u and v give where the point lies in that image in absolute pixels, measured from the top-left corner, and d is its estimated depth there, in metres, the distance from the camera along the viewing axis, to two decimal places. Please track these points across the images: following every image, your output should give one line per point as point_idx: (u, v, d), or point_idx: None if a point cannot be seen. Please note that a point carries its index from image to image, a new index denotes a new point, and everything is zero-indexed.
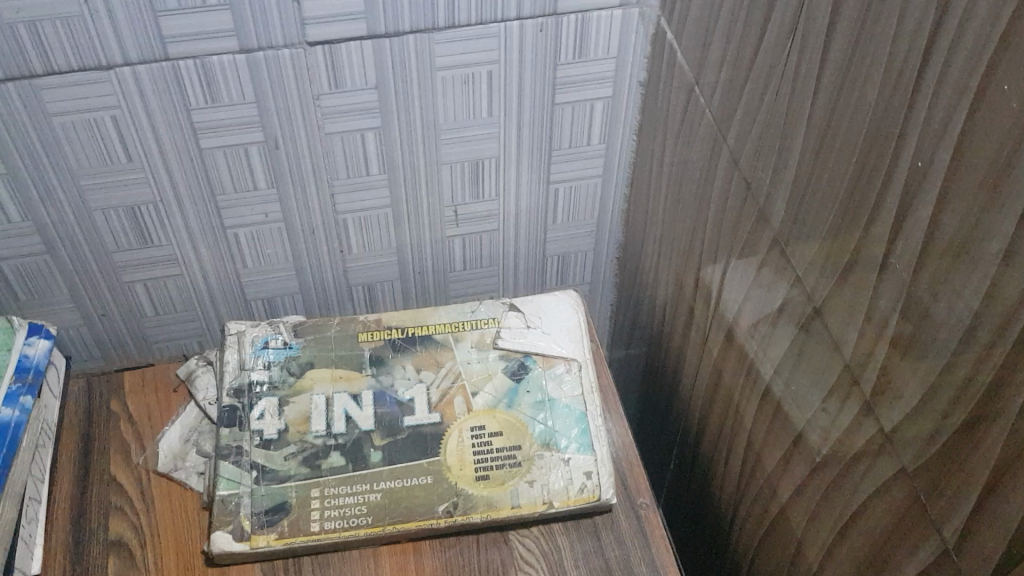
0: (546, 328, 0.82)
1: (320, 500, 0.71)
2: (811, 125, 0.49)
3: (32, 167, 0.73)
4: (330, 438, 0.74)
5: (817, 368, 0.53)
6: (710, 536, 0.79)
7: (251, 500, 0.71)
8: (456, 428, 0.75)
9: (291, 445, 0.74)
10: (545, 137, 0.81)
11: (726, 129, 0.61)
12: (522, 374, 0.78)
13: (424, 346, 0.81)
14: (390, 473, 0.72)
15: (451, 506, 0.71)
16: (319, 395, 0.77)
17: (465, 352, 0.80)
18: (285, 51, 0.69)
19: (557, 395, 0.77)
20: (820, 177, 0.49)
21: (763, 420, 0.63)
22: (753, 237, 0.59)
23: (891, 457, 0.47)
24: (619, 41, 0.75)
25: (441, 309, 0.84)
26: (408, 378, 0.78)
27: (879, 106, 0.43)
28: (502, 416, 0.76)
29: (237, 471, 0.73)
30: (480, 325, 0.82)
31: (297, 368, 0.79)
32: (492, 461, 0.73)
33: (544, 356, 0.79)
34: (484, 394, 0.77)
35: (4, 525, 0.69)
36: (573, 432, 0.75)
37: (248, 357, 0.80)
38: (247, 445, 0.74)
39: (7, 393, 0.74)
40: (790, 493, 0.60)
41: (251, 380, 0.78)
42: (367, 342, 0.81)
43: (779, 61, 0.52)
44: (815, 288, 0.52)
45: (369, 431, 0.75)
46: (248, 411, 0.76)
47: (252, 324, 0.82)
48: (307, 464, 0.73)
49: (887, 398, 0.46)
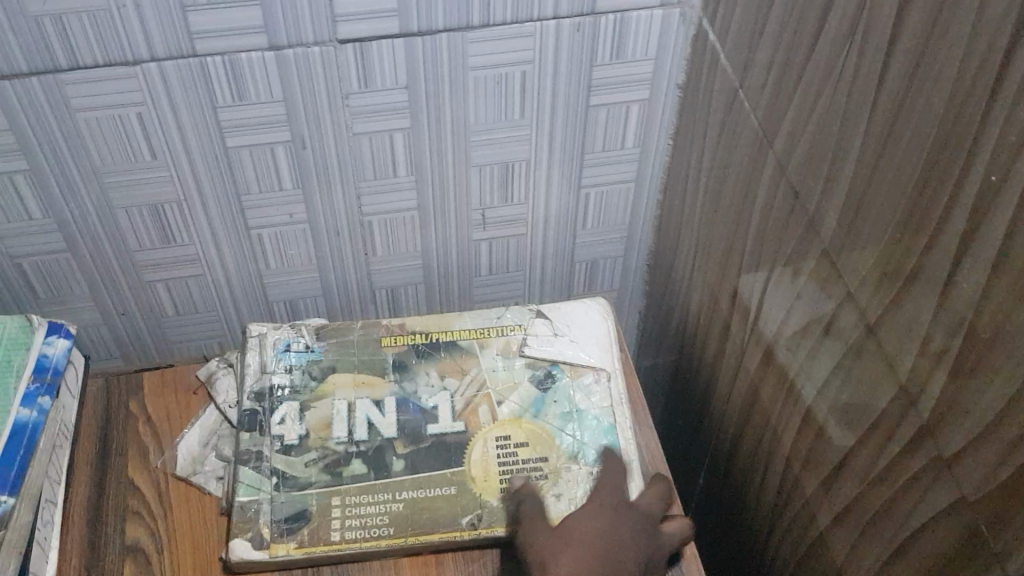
0: (574, 337, 0.79)
1: (341, 508, 0.69)
2: (869, 134, 0.47)
3: (55, 162, 0.71)
4: (352, 445, 0.73)
5: (868, 388, 0.51)
6: (743, 554, 0.77)
7: (270, 507, 0.69)
8: (480, 437, 0.73)
9: (311, 451, 0.72)
10: (577, 140, 0.79)
11: (772, 135, 0.59)
12: (548, 384, 0.76)
13: (449, 352, 0.79)
14: (412, 483, 0.70)
15: (475, 519, 0.69)
16: (340, 400, 0.75)
17: (490, 358, 0.78)
18: (315, 49, 0.67)
19: (585, 405, 0.75)
20: (878, 188, 0.47)
21: (804, 439, 0.60)
22: (800, 249, 0.57)
23: (950, 485, 0.44)
24: (657, 42, 0.73)
25: (466, 315, 0.81)
26: (432, 385, 0.76)
27: (948, 116, 0.41)
28: (528, 426, 0.74)
29: (257, 477, 0.71)
30: (506, 331, 0.80)
31: (319, 372, 0.77)
32: (517, 471, 0.71)
33: (572, 365, 0.77)
34: (510, 403, 0.75)
35: (20, 529, 0.67)
36: (602, 444, 0.73)
37: (269, 360, 0.78)
38: (267, 449, 0.72)
39: (25, 393, 0.73)
40: (831, 515, 0.58)
41: (272, 384, 0.76)
42: (390, 347, 0.79)
43: (835, 66, 0.50)
44: (869, 304, 0.49)
45: (392, 438, 0.73)
46: (268, 415, 0.74)
47: (274, 326, 0.80)
48: (327, 471, 0.71)
49: (947, 423, 0.44)
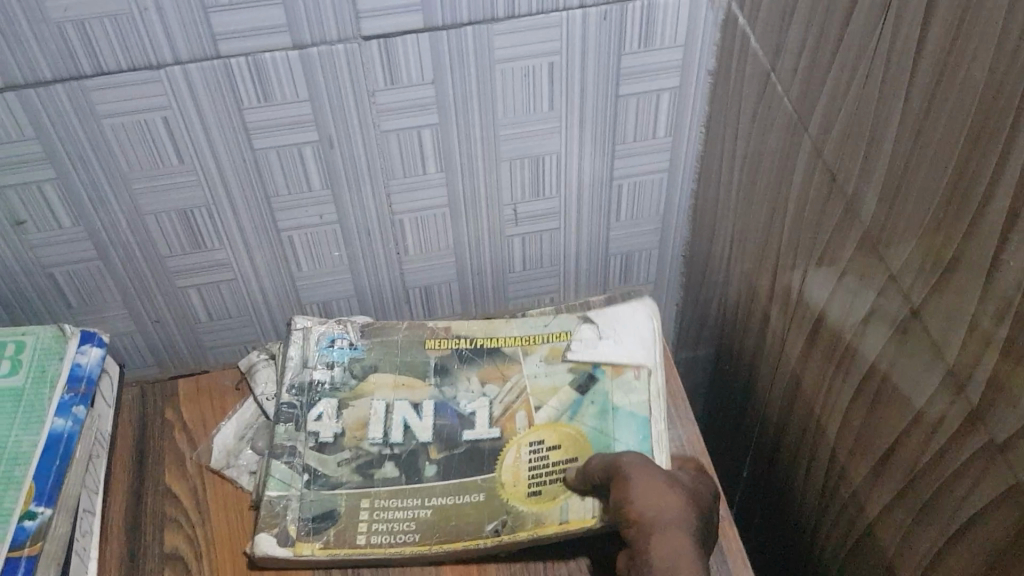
0: (617, 336, 0.77)
1: (369, 512, 0.68)
2: (907, 110, 0.45)
3: (83, 170, 0.71)
4: (386, 447, 0.72)
5: (915, 376, 0.49)
6: (790, 546, 0.75)
7: (300, 505, 0.68)
8: (514, 443, 0.71)
9: (345, 451, 0.72)
10: (608, 132, 0.78)
11: (808, 118, 0.57)
12: (589, 387, 0.74)
13: (492, 358, 0.77)
14: (444, 490, 0.69)
15: (499, 526, 0.67)
16: (379, 401, 0.75)
17: (534, 365, 0.76)
18: (339, 47, 0.66)
19: (620, 402, 0.73)
20: (920, 167, 0.45)
21: (850, 429, 0.58)
22: (839, 233, 0.55)
23: (1005, 473, 0.42)
24: (686, 28, 0.71)
25: (513, 321, 0.80)
26: (472, 391, 0.75)
27: (990, 89, 0.39)
28: (564, 429, 0.71)
29: (289, 473, 0.70)
30: (551, 337, 0.78)
31: (360, 370, 0.76)
32: (547, 475, 0.69)
33: (613, 365, 0.75)
34: (548, 407, 0.73)
35: (58, 539, 0.67)
36: (636, 441, 0.70)
37: (312, 354, 0.77)
38: (300, 445, 0.72)
39: (59, 404, 0.72)
40: (880, 508, 0.56)
41: (312, 379, 0.76)
42: (434, 348, 0.78)
43: (870, 43, 0.48)
44: (913, 288, 0.48)
45: (428, 442, 0.72)
46: (305, 411, 0.74)
47: (320, 320, 0.80)
48: (359, 472, 0.70)
49: (999, 409, 0.42)
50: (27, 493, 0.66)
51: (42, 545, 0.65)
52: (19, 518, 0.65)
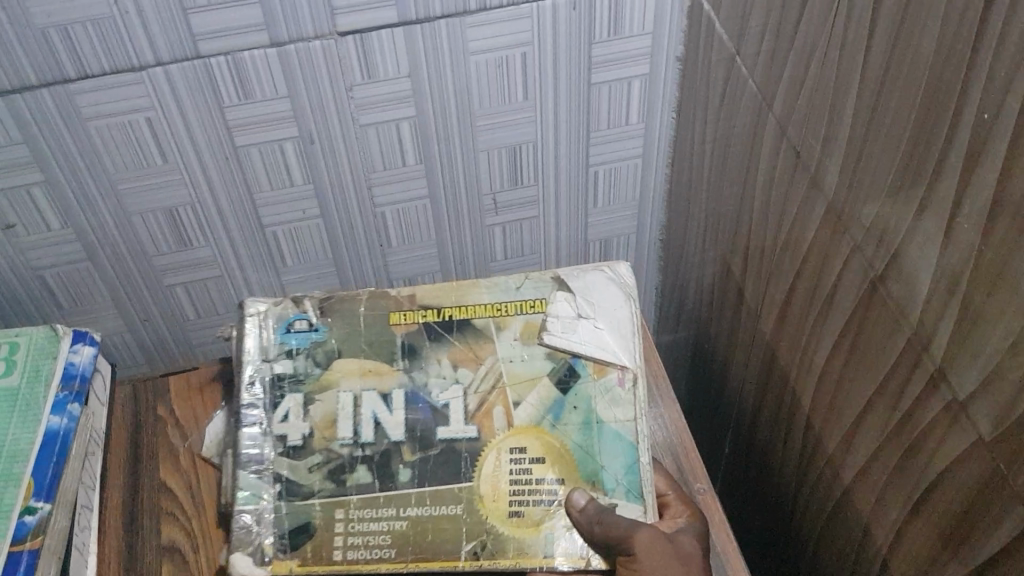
0: (598, 321, 0.70)
1: (344, 523, 0.64)
2: (863, 86, 0.47)
3: (69, 172, 0.72)
4: (357, 449, 0.67)
5: (880, 342, 0.51)
6: (772, 517, 0.77)
7: (273, 520, 0.65)
8: (493, 448, 0.66)
9: (316, 454, 0.67)
10: (583, 119, 0.80)
11: (771, 98, 0.59)
12: (569, 384, 0.67)
13: (462, 335, 0.71)
14: (419, 498, 0.64)
15: (478, 547, 0.62)
16: (346, 393, 0.69)
17: (509, 346, 0.70)
18: (315, 43, 0.68)
19: (607, 417, 0.66)
20: (876, 140, 0.47)
21: (823, 397, 0.61)
22: (805, 207, 0.57)
23: (966, 429, 0.44)
24: (654, 16, 0.73)
25: (485, 287, 0.73)
26: (444, 377, 0.69)
27: (936, 61, 0.41)
28: (547, 440, 0.65)
29: (258, 485, 0.66)
30: (525, 309, 0.72)
31: (322, 357, 0.71)
32: (528, 494, 0.64)
33: (597, 362, 0.68)
34: (527, 406, 0.67)
35: (57, 533, 0.69)
36: (621, 468, 0.64)
37: (270, 344, 0.71)
38: (268, 454, 0.67)
39: (54, 402, 0.74)
40: (855, 472, 0.58)
41: (274, 373, 0.70)
42: (399, 326, 0.72)
43: (827, 24, 0.50)
44: (875, 256, 0.50)
45: (400, 442, 0.67)
46: (270, 411, 0.69)
47: (273, 300, 0.74)
48: (332, 478, 0.66)
49: (958, 367, 0.44)
50: (26, 489, 0.68)
51: (43, 539, 0.66)
52: (19, 513, 0.66)
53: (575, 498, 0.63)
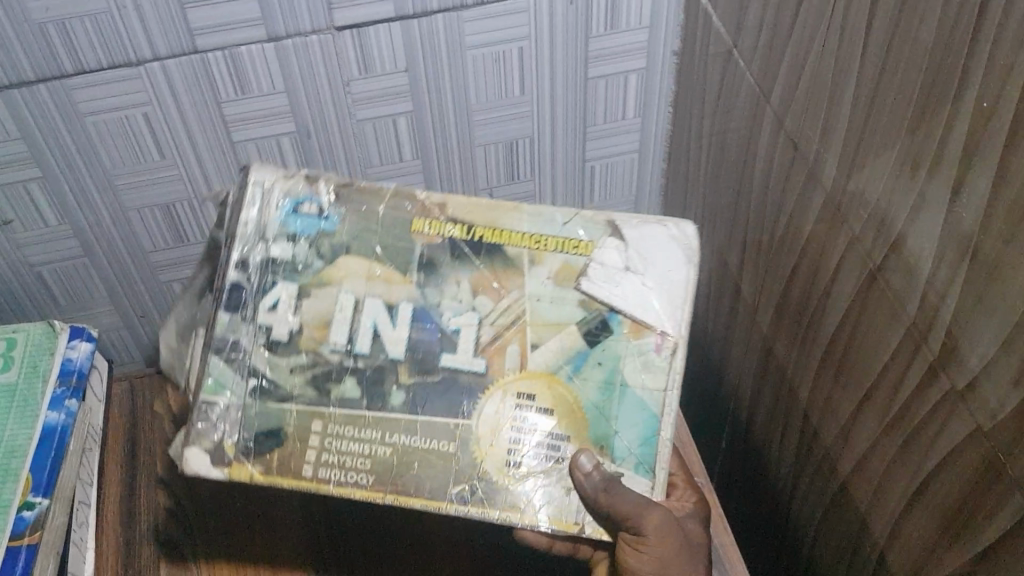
0: (647, 277, 0.55)
1: (320, 438, 0.54)
2: (861, 77, 0.48)
3: (66, 168, 0.72)
4: (349, 359, 0.55)
5: (878, 332, 0.51)
6: (769, 512, 0.77)
7: (236, 420, 0.55)
8: (498, 389, 0.55)
9: (299, 355, 0.55)
10: (579, 113, 0.80)
11: (768, 90, 0.59)
12: (598, 338, 0.55)
13: (490, 259, 0.56)
14: (411, 427, 0.54)
15: (467, 491, 0.54)
16: (346, 295, 0.56)
17: (538, 284, 0.55)
18: (313, 37, 0.68)
19: (634, 381, 0.54)
20: (874, 130, 0.47)
21: (821, 389, 0.61)
22: (802, 200, 0.57)
23: (965, 418, 0.44)
24: (650, 9, 0.73)
25: (527, 214, 0.56)
26: (457, 301, 0.55)
27: (936, 51, 0.41)
28: (560, 391, 0.55)
29: (229, 375, 0.55)
30: (565, 249, 0.56)
31: (327, 251, 0.56)
32: (530, 447, 0.55)
33: (635, 323, 0.55)
34: (547, 350, 0.55)
35: (54, 529, 0.68)
36: (636, 437, 0.55)
37: (271, 223, 0.56)
38: (246, 341, 0.55)
39: (52, 397, 0.73)
40: (853, 464, 0.58)
41: (267, 258, 0.56)
42: (422, 235, 0.56)
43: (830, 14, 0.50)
44: (874, 246, 0.50)
45: (397, 361, 0.55)
46: (257, 293, 0.56)
47: (283, 171, 0.57)
48: (313, 387, 0.55)
49: (957, 356, 0.44)
50: (24, 484, 0.68)
51: (40, 534, 0.66)
52: (18, 508, 0.66)
53: (579, 461, 0.54)
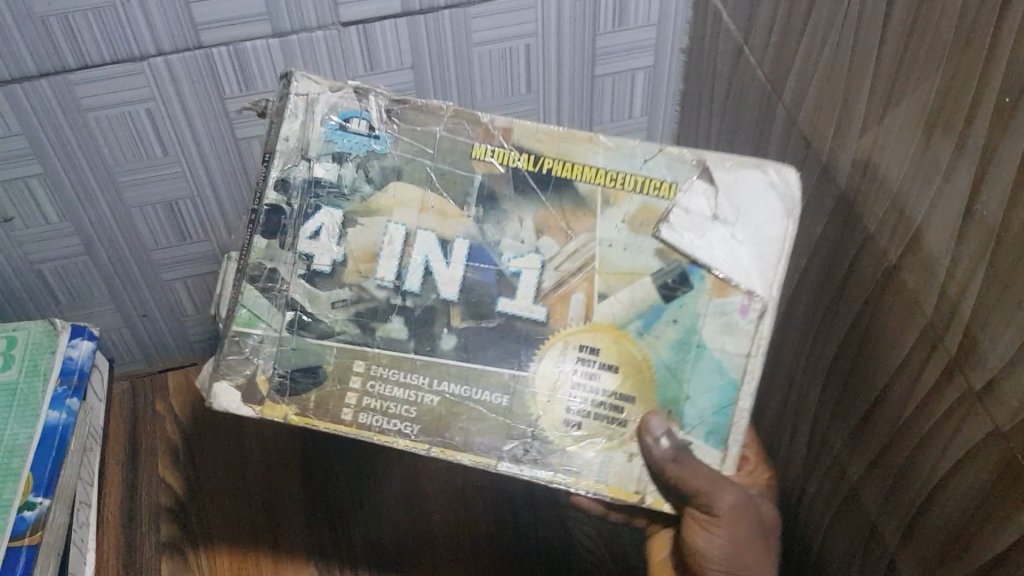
0: (737, 230, 0.52)
1: (362, 381, 0.53)
2: (880, 72, 0.47)
3: (67, 163, 0.71)
4: (396, 296, 0.53)
5: (894, 332, 0.50)
6: None
7: (275, 356, 0.53)
8: (560, 340, 0.53)
9: (343, 289, 0.53)
10: (585, 112, 0.79)
11: (781, 88, 0.59)
12: (677, 293, 0.52)
13: (560, 197, 0.53)
14: (459, 375, 0.53)
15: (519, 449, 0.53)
16: (393, 224, 0.53)
17: (612, 228, 0.53)
18: (319, 33, 0.67)
19: (711, 341, 0.52)
20: (894, 125, 0.47)
21: (832, 391, 0.60)
22: (815, 197, 0.57)
23: (984, 419, 0.44)
24: (658, 8, 0.73)
25: (602, 146, 0.53)
26: (520, 242, 0.53)
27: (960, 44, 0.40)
28: (626, 347, 0.53)
29: (269, 307, 0.53)
30: (646, 190, 0.52)
31: (376, 177, 0.54)
32: (594, 408, 0.53)
33: (719, 279, 0.52)
34: (615, 304, 0.52)
35: (54, 530, 0.67)
36: (709, 403, 0.53)
37: (317, 144, 0.53)
38: (285, 270, 0.53)
39: (53, 396, 0.73)
40: (862, 468, 0.58)
41: (313, 180, 0.53)
42: (482, 163, 0.53)
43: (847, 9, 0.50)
44: (890, 244, 0.49)
45: (450, 301, 0.53)
46: (299, 223, 0.53)
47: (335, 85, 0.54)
48: (358, 323, 0.53)
49: (977, 355, 0.43)
50: (24, 484, 0.67)
51: (41, 535, 0.65)
52: (18, 508, 0.65)
53: (650, 426, 0.52)
